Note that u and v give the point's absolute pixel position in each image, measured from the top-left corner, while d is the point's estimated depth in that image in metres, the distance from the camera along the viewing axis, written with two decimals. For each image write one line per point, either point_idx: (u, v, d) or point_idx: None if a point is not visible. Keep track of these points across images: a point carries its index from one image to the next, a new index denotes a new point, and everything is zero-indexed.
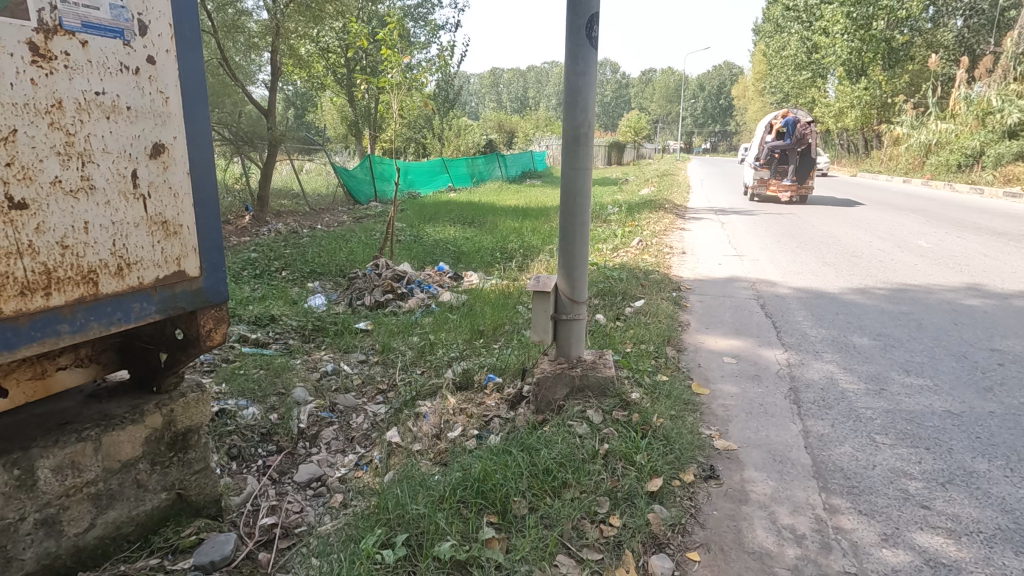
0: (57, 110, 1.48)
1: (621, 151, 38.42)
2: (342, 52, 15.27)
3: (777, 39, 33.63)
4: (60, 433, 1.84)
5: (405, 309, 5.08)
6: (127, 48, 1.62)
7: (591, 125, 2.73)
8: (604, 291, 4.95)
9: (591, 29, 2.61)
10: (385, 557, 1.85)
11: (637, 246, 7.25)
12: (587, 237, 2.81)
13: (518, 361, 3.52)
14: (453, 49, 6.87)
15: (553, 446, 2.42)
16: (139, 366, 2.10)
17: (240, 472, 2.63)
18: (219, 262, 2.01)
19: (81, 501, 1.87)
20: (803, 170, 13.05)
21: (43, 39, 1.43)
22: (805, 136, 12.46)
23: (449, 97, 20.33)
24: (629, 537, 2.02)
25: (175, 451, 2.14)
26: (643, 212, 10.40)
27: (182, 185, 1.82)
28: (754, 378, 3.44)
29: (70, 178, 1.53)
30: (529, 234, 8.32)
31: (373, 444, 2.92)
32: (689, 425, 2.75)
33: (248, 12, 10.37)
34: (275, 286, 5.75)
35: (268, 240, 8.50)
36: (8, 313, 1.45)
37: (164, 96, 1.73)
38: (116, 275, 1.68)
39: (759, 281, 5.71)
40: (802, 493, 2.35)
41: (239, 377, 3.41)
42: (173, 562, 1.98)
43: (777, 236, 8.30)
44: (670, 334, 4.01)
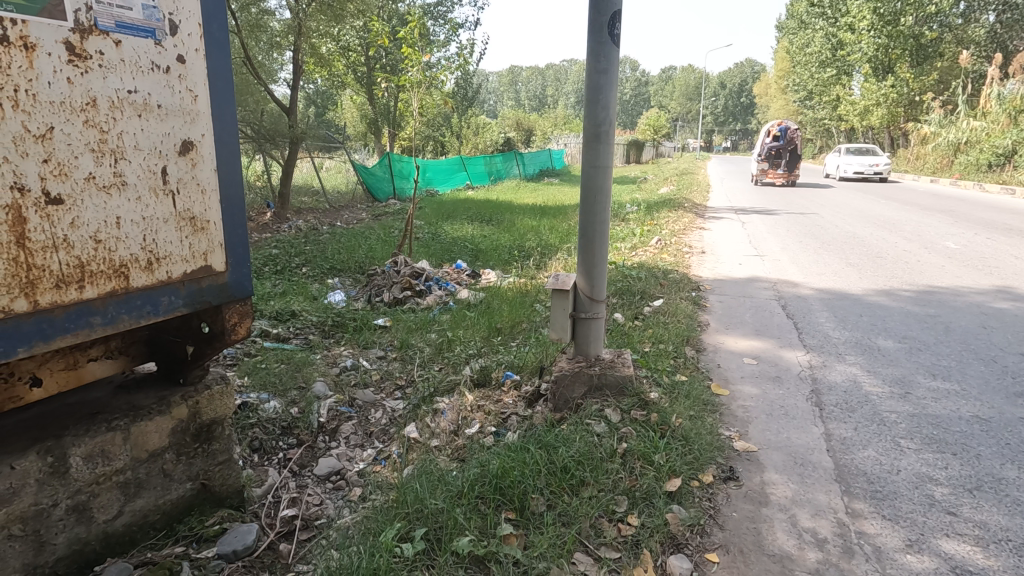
0: (91, 109, 1.52)
1: (640, 150, 38.17)
2: (362, 50, 15.40)
3: (801, 36, 33.17)
4: (91, 422, 1.89)
5: (424, 306, 5.11)
6: (159, 47, 1.66)
7: (612, 123, 2.72)
8: (622, 290, 4.92)
9: (614, 27, 2.60)
10: (404, 551, 1.87)
11: (655, 246, 7.18)
12: (607, 235, 2.80)
13: (536, 359, 3.53)
14: (473, 48, 6.90)
15: (571, 444, 2.41)
16: (166, 359, 2.15)
17: (261, 464, 2.67)
18: (244, 258, 2.04)
19: (110, 489, 1.92)
20: (794, 163, 16.57)
21: (79, 38, 1.47)
22: (795, 138, 15.84)
23: (468, 96, 20.37)
24: (647, 536, 2.02)
25: (200, 442, 2.19)
26: (662, 211, 10.31)
27: (209, 182, 1.86)
28: (774, 379, 3.41)
29: (103, 174, 1.57)
30: (547, 232, 8.33)
31: (391, 439, 2.95)
32: (709, 426, 2.73)
33: (271, 12, 10.53)
34: (295, 282, 5.84)
35: (289, 237, 8.64)
36: (44, 305, 1.50)
37: (193, 94, 1.77)
38: (146, 269, 1.72)
39: (780, 281, 5.64)
40: (823, 496, 2.32)
41: (260, 371, 3.47)
42: (198, 550, 2.04)
43: (799, 237, 8.17)
44: (689, 334, 3.97)
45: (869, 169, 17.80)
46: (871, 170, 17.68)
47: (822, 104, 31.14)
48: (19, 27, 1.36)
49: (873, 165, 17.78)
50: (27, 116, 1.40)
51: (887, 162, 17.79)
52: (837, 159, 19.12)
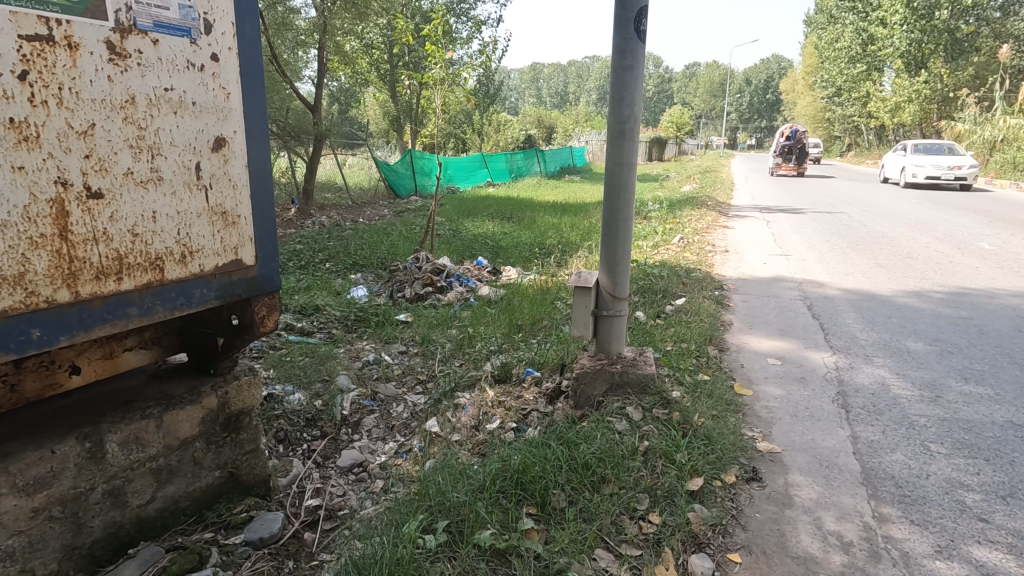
0: (130, 106, 1.57)
1: (662, 147, 37.83)
2: (386, 47, 15.51)
3: (830, 30, 32.49)
4: (126, 410, 1.96)
5: (445, 302, 5.15)
6: (194, 46, 1.70)
7: (637, 120, 2.70)
8: (644, 288, 4.89)
9: (640, 22, 2.58)
10: (426, 542, 1.90)
11: (678, 244, 7.11)
12: (631, 233, 2.79)
13: (557, 356, 3.53)
14: (496, 44, 6.90)
15: (592, 441, 2.41)
16: (198, 350, 2.21)
17: (286, 455, 2.72)
18: (273, 252, 2.08)
19: (144, 475, 1.98)
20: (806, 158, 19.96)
21: (119, 38, 1.52)
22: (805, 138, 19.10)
23: (489, 93, 20.36)
24: (669, 534, 2.01)
25: (229, 431, 2.24)
26: (685, 209, 10.19)
27: (240, 177, 1.90)
28: (799, 381, 3.35)
29: (140, 170, 1.62)
30: (568, 229, 8.30)
31: (413, 433, 2.98)
32: (732, 426, 2.70)
33: (296, 10, 10.65)
34: (319, 277, 5.92)
35: (313, 233, 8.77)
36: (85, 295, 1.55)
37: (225, 91, 1.81)
38: (179, 262, 1.77)
39: (805, 281, 5.55)
40: (849, 500, 2.28)
41: (286, 364, 3.54)
42: (226, 537, 2.10)
43: (826, 236, 8.02)
44: (711, 334, 3.93)
45: (948, 173, 14.12)
46: (948, 174, 14.12)
47: (852, 101, 30.42)
48: (64, 27, 1.41)
49: (955, 168, 14.07)
50: (70, 113, 1.45)
51: (973, 163, 14.03)
52: (903, 160, 15.53)
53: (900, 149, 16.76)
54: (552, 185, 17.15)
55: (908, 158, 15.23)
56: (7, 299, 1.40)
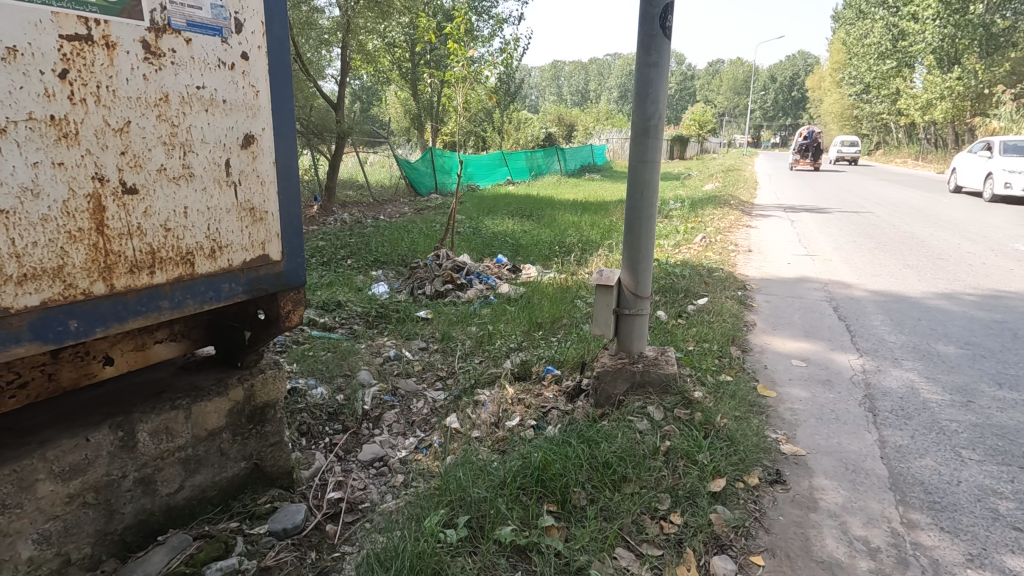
0: (164, 104, 1.61)
1: (684, 146, 37.43)
2: (408, 46, 15.61)
3: (859, 26, 31.80)
4: (157, 401, 2.01)
5: (465, 299, 5.17)
6: (225, 45, 1.73)
7: (662, 117, 2.68)
8: (665, 287, 4.85)
9: (665, 19, 2.56)
10: (447, 537, 1.91)
11: (700, 243, 7.03)
12: (654, 231, 2.77)
13: (577, 354, 3.52)
14: (518, 42, 6.88)
15: (613, 440, 2.40)
16: (225, 343, 2.25)
17: (309, 447, 2.76)
18: (299, 248, 2.11)
19: (173, 464, 2.03)
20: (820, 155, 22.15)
21: (154, 37, 1.56)
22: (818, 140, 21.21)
23: (510, 91, 20.37)
24: (690, 535, 2.00)
25: (254, 423, 2.29)
26: (707, 207, 10.07)
27: (268, 173, 1.93)
28: (825, 383, 3.29)
29: (173, 166, 1.65)
30: (588, 227, 8.27)
31: (432, 429, 3.00)
32: (755, 428, 2.67)
33: (320, 10, 10.76)
34: (341, 273, 5.99)
35: (334, 229, 8.87)
36: (120, 288, 1.59)
37: (254, 89, 1.84)
38: (209, 257, 1.80)
39: (831, 282, 5.44)
40: (876, 505, 2.24)
41: (309, 358, 3.59)
42: (251, 526, 2.14)
43: (852, 236, 7.87)
44: (734, 334, 3.88)
45: None
46: None
47: (881, 97, 29.75)
48: (102, 27, 1.45)
49: None
50: (107, 111, 1.49)
51: None
52: (986, 164, 12.15)
53: (975, 148, 13.38)
54: (557, 185, 16.37)
55: (994, 160, 11.81)
56: (47, 290, 1.44)
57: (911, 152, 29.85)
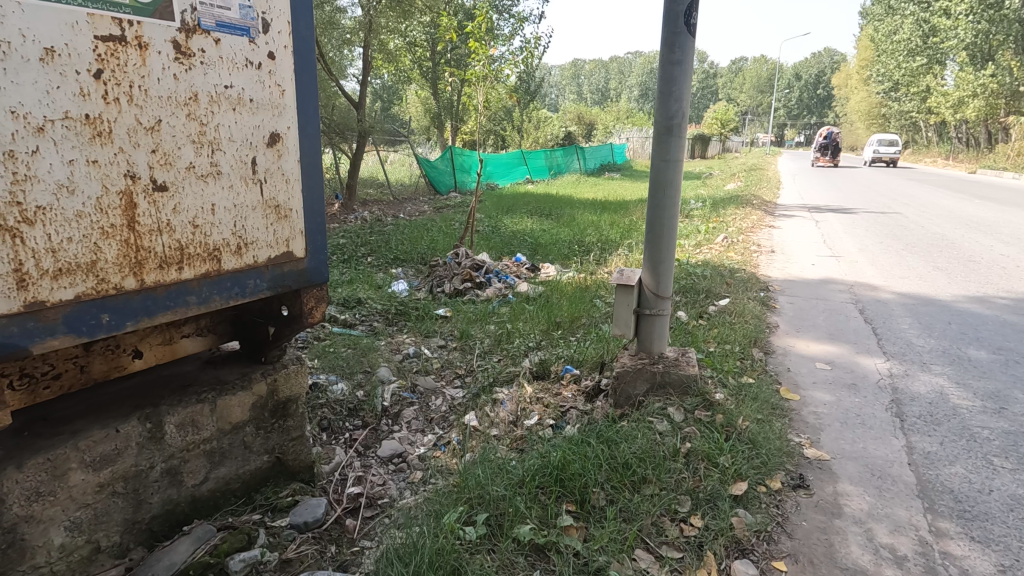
0: (193, 103, 1.64)
1: (705, 144, 36.98)
2: (429, 45, 15.68)
3: (888, 22, 31.11)
4: (184, 394, 2.05)
5: (484, 297, 5.18)
6: (252, 44, 1.76)
7: (685, 116, 2.65)
8: (686, 288, 4.80)
9: (690, 16, 2.53)
10: (467, 534, 1.92)
11: (722, 244, 6.93)
12: (676, 230, 2.74)
13: (596, 354, 3.50)
14: (539, 40, 6.87)
15: (633, 440, 2.39)
16: (249, 338, 2.29)
17: (329, 442, 2.79)
18: (322, 245, 2.14)
19: (198, 456, 2.07)
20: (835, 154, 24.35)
21: (185, 38, 1.59)
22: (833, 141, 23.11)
23: (530, 89, 20.35)
24: (711, 538, 1.98)
25: (277, 417, 2.32)
26: (728, 207, 9.92)
27: (293, 171, 1.96)
28: (850, 387, 3.23)
29: (201, 164, 1.69)
30: (608, 226, 8.22)
31: (451, 427, 3.02)
32: (778, 431, 2.63)
33: (342, 10, 10.84)
34: (361, 271, 6.05)
35: (355, 227, 8.96)
36: (149, 283, 1.63)
37: (280, 89, 1.87)
38: (235, 254, 1.84)
39: (857, 284, 5.33)
40: (903, 512, 2.19)
41: (329, 354, 3.63)
42: (273, 519, 2.17)
43: (879, 237, 7.70)
44: (756, 336, 3.83)
45: None
46: None
47: (911, 95, 29.03)
48: (135, 28, 1.48)
49: None
50: (139, 109, 1.52)
51: None
52: None
53: None
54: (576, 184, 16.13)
55: None
56: (81, 285, 1.48)
57: (941, 151, 29.12)
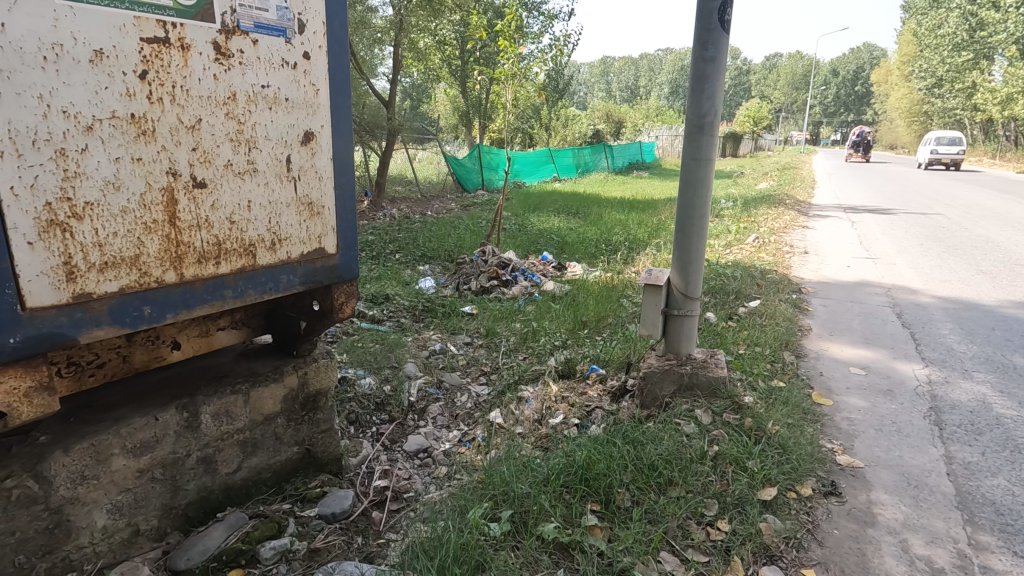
0: (232, 102, 1.69)
1: (737, 143, 36.26)
2: (458, 44, 15.75)
3: (932, 16, 30.00)
4: (219, 385, 2.11)
5: (510, 295, 5.19)
6: (288, 45, 1.80)
7: (717, 114, 2.61)
8: (715, 289, 4.72)
9: (724, 13, 2.49)
10: (491, 530, 1.94)
11: (753, 244, 6.78)
12: (706, 230, 2.70)
13: (623, 354, 3.48)
14: (568, 38, 6.83)
15: (660, 442, 2.36)
16: (281, 332, 2.34)
17: (357, 435, 2.84)
18: (353, 241, 2.17)
19: (232, 445, 2.13)
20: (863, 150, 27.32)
21: (224, 39, 1.64)
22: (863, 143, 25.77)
23: (559, 87, 20.27)
24: (738, 543, 1.95)
25: (307, 410, 2.37)
26: (761, 207, 9.70)
27: (325, 169, 2.00)
28: (886, 393, 3.13)
29: (238, 162, 1.74)
30: (635, 226, 8.13)
31: (476, 423, 3.04)
32: (809, 436, 2.57)
33: (374, 9, 10.93)
34: (389, 267, 6.12)
35: (383, 224, 9.08)
36: (188, 277, 1.68)
37: (315, 88, 1.90)
38: (270, 250, 1.88)
39: (895, 287, 5.17)
40: (941, 523, 2.12)
41: (358, 349, 3.69)
42: (302, 509, 2.22)
43: (919, 239, 7.44)
44: (788, 339, 3.75)
45: None
46: None
47: (956, 92, 27.94)
48: (178, 30, 1.53)
49: None
50: (181, 109, 1.58)
51: None
52: None
53: None
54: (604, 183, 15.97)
55: None
56: (125, 278, 1.54)
57: (986, 149, 27.96)
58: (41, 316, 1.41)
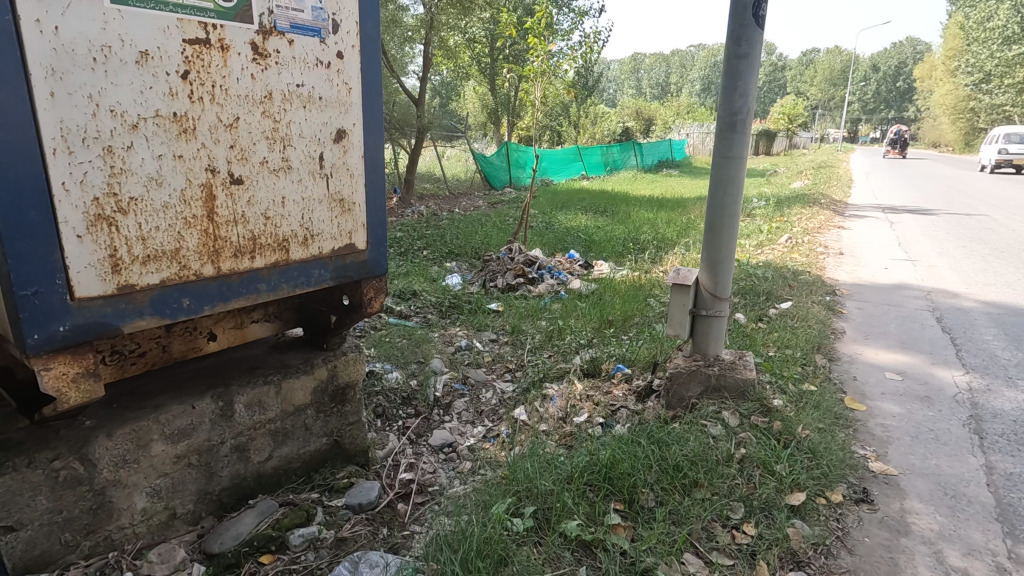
0: (268, 101, 1.74)
1: (770, 141, 35.44)
2: (488, 42, 15.77)
3: (980, 9, 28.78)
4: (252, 376, 2.18)
5: (535, 293, 5.19)
6: (322, 45, 1.84)
7: (750, 111, 2.56)
8: (745, 289, 4.65)
9: (758, 8, 2.44)
10: (515, 525, 1.95)
11: (785, 245, 6.63)
12: (736, 229, 2.66)
13: (649, 354, 3.45)
14: (599, 34, 6.78)
15: (685, 443, 2.34)
16: (313, 325, 2.40)
17: (383, 429, 2.89)
18: (383, 237, 2.21)
19: (264, 434, 2.20)
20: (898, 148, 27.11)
21: (262, 39, 1.68)
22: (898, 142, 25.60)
23: (588, 84, 20.13)
24: (764, 548, 1.92)
25: (336, 402, 2.43)
26: (794, 207, 9.46)
27: (357, 166, 2.03)
28: (923, 400, 3.03)
29: (274, 159, 1.78)
30: (664, 225, 8.03)
31: (500, 420, 3.06)
32: (840, 442, 2.51)
33: (405, 8, 11.03)
34: (417, 264, 6.19)
35: (412, 221, 9.18)
36: (225, 271, 1.74)
37: (348, 87, 1.94)
38: (303, 245, 1.93)
39: (935, 290, 4.99)
40: (979, 535, 2.05)
41: (385, 344, 3.74)
42: (329, 499, 2.27)
43: (962, 241, 7.16)
44: (820, 342, 3.66)
45: None
46: None
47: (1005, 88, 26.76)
48: (218, 31, 1.58)
49: None
50: (221, 108, 1.63)
51: None
52: None
53: None
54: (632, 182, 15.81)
55: None
56: (166, 270, 1.60)
57: None
58: (88, 306, 1.47)
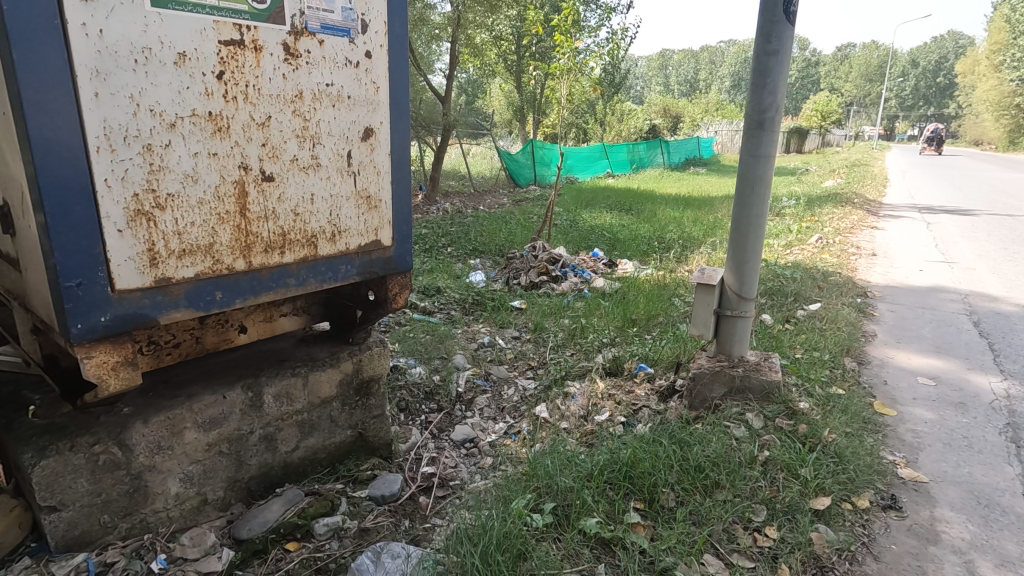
0: (299, 100, 1.78)
1: (802, 139, 34.61)
2: (515, 39, 15.77)
3: None
4: (281, 367, 2.23)
5: (559, 292, 5.18)
6: (351, 45, 1.87)
7: (780, 108, 2.52)
8: (772, 290, 4.57)
9: (790, 4, 2.40)
10: (534, 521, 1.97)
11: (815, 245, 6.48)
12: (763, 228, 2.62)
13: (672, 354, 3.42)
14: (627, 30, 6.71)
15: (707, 444, 2.32)
16: (339, 320, 2.45)
17: (407, 423, 2.93)
18: (408, 234, 2.24)
19: (291, 425, 2.26)
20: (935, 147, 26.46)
21: (293, 39, 1.72)
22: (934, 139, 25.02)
23: (615, 81, 19.96)
24: (786, 551, 1.89)
25: (360, 396, 2.47)
26: (826, 207, 9.24)
27: (384, 164, 2.07)
28: (956, 406, 2.94)
29: (303, 157, 1.83)
30: (691, 224, 7.93)
31: (522, 417, 3.07)
32: (868, 447, 2.46)
33: (433, 6, 11.11)
34: (441, 260, 6.24)
35: (437, 218, 9.25)
36: (256, 265, 1.79)
37: (375, 86, 1.97)
38: (330, 241, 1.97)
39: (973, 293, 4.82)
40: (1013, 547, 1.98)
41: (409, 339, 3.79)
42: (353, 489, 2.32)
43: (1003, 242, 6.91)
44: (849, 345, 3.57)
45: None
46: None
47: None
48: (252, 32, 1.63)
49: None
50: (253, 107, 1.68)
51: None
52: None
53: None
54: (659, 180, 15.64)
55: None
56: (200, 264, 1.66)
57: None
58: (127, 298, 1.54)
